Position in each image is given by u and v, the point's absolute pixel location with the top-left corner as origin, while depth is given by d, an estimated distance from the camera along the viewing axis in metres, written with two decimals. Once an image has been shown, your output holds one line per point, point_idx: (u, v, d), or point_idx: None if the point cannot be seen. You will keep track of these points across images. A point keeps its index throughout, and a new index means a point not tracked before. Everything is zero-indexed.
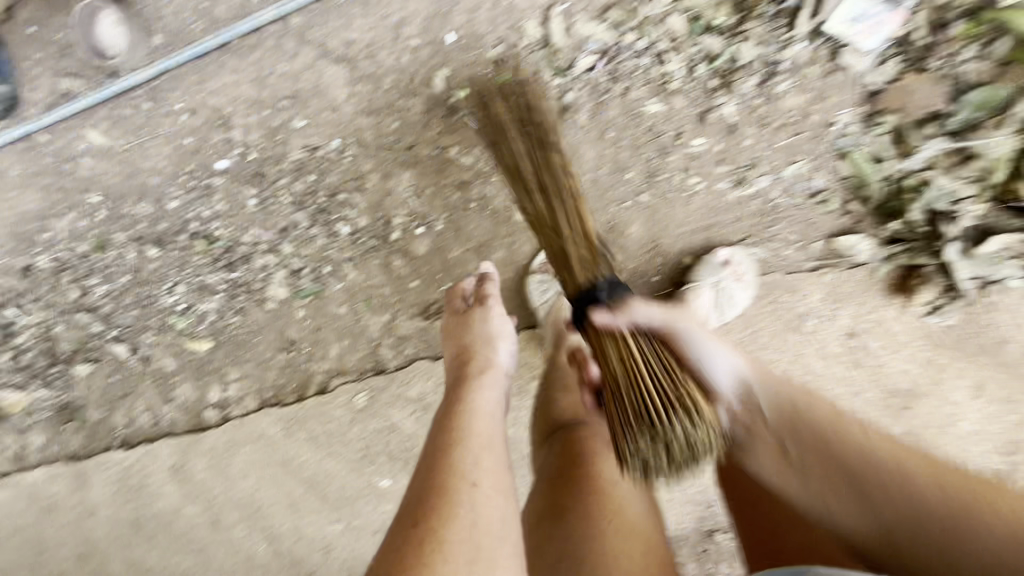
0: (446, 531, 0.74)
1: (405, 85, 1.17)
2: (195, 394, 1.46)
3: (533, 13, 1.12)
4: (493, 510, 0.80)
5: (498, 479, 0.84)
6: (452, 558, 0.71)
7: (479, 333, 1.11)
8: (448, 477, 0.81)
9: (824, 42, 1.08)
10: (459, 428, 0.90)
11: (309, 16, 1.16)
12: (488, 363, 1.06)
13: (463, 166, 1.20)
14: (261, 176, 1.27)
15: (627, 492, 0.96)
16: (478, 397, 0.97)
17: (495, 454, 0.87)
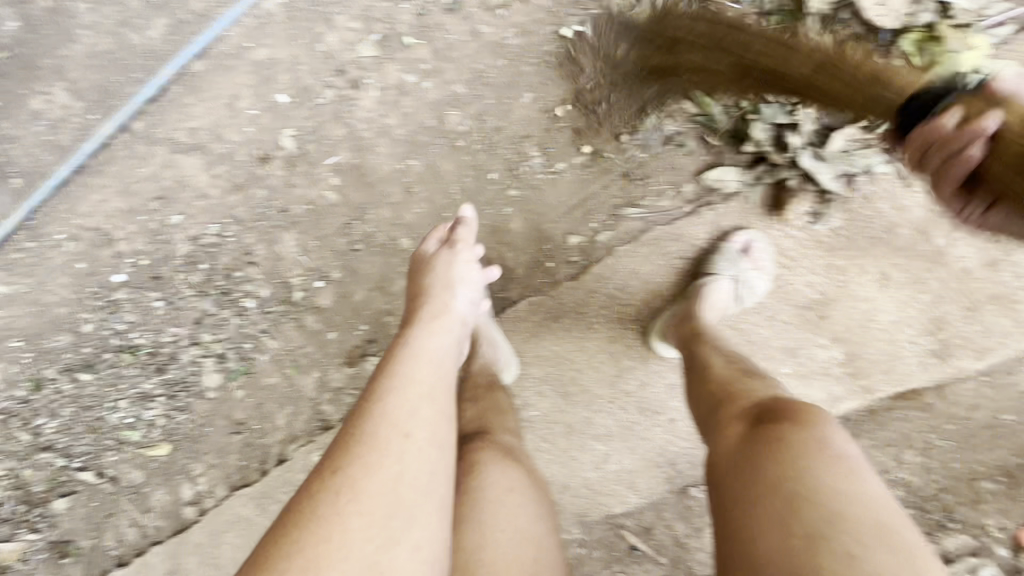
0: (362, 486, 0.67)
1: (258, 155, 1.19)
2: (169, 497, 1.48)
3: (347, 53, 1.10)
4: (423, 462, 0.71)
5: (435, 429, 0.75)
6: (348, 530, 0.64)
7: (442, 278, 0.98)
8: (376, 424, 0.72)
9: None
10: (398, 363, 0.80)
11: (146, 117, 1.17)
12: (444, 310, 0.92)
13: (337, 213, 1.22)
14: (159, 278, 1.30)
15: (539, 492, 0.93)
16: (424, 343, 0.84)
17: (433, 404, 0.76)
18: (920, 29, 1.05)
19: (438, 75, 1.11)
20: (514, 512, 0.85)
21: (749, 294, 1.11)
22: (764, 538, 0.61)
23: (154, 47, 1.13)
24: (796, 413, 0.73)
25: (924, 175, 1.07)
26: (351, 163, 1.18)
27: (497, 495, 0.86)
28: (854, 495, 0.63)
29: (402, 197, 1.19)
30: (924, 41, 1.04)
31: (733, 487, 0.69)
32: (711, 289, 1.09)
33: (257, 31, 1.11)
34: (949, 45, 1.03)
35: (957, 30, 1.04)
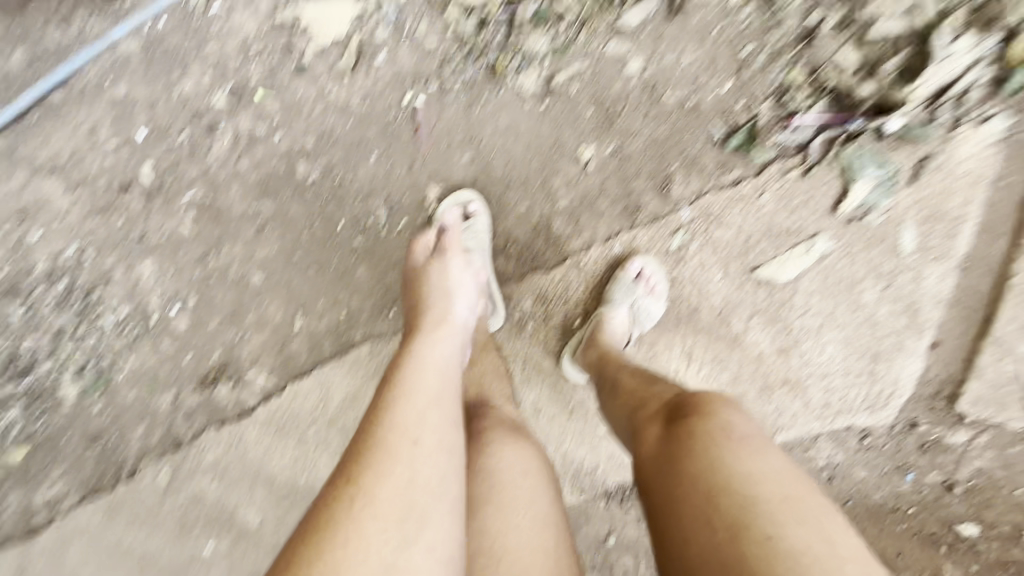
0: (377, 493, 0.69)
1: (118, 184, 1.24)
2: (23, 500, 1.49)
3: (202, 100, 1.16)
4: (432, 468, 0.74)
5: (442, 434, 0.78)
6: (367, 533, 0.65)
7: (438, 286, 1.04)
8: (388, 433, 0.75)
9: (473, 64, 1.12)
10: (400, 374, 0.84)
11: (9, 138, 1.21)
12: (443, 318, 0.98)
13: (193, 245, 1.27)
14: (18, 290, 1.33)
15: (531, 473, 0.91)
16: (427, 353, 0.89)
17: (441, 410, 0.80)
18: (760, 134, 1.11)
19: (288, 129, 1.16)
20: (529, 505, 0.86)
21: (647, 317, 1.16)
22: (690, 531, 0.63)
23: (14, 73, 1.16)
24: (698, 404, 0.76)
25: (722, 266, 1.16)
26: (206, 200, 1.23)
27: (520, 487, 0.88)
28: (767, 474, 0.66)
29: (255, 237, 1.25)
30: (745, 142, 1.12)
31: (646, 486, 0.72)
32: (609, 315, 1.14)
33: (114, 71, 1.15)
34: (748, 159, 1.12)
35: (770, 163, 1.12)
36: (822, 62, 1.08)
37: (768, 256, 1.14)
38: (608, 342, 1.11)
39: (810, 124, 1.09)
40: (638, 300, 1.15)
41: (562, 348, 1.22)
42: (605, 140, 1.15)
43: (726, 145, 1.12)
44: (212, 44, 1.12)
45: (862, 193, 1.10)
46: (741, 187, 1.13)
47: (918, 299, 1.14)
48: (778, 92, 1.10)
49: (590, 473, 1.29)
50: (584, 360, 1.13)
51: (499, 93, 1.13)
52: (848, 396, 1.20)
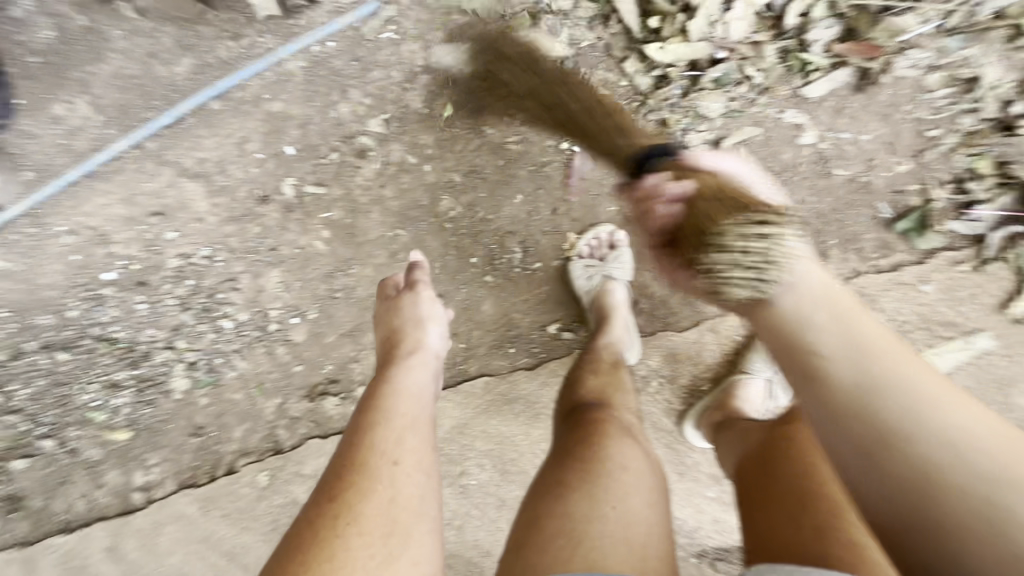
0: (362, 511, 0.68)
1: (258, 194, 1.25)
2: (122, 480, 1.51)
3: (357, 124, 1.16)
4: (412, 488, 0.73)
5: (419, 456, 0.76)
6: (352, 552, 0.65)
7: (409, 315, 0.97)
8: (365, 451, 0.74)
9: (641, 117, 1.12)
10: (378, 397, 0.81)
11: (160, 139, 1.23)
12: (418, 345, 0.92)
13: (323, 261, 1.28)
14: (145, 284, 1.36)
15: (638, 466, 0.77)
16: (406, 378, 0.85)
17: (417, 433, 0.78)
18: (931, 218, 1.08)
19: (439, 161, 1.16)
20: (625, 498, 0.72)
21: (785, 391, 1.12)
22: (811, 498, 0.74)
23: (178, 80, 1.19)
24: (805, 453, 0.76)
25: None
26: (343, 219, 1.23)
27: (627, 493, 0.73)
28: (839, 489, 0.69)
29: (386, 260, 1.25)
30: (915, 223, 1.08)
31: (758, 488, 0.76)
32: (743, 384, 1.11)
33: (276, 86, 1.17)
34: (917, 241, 1.09)
35: (935, 247, 1.09)
36: (1016, 157, 1.04)
37: (925, 345, 1.09)
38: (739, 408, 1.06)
39: (989, 218, 1.06)
40: (776, 374, 1.12)
41: (686, 409, 1.19)
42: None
43: (891, 223, 1.09)
44: (377, 72, 1.13)
45: None
46: (902, 273, 1.09)
47: None
48: (959, 180, 1.08)
49: (694, 536, 1.25)
50: (708, 423, 1.08)
51: None
52: None
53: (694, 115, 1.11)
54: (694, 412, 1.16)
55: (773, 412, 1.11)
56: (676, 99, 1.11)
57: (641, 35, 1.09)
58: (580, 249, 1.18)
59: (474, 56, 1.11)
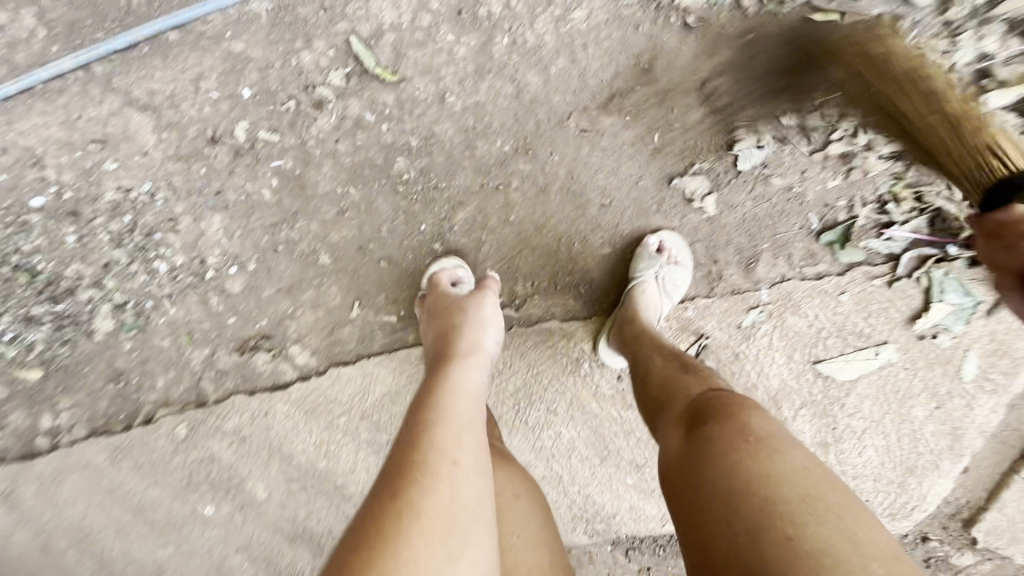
0: (423, 507, 0.68)
1: (209, 135, 1.22)
2: (27, 421, 1.43)
3: (317, 74, 1.14)
4: (474, 488, 0.74)
5: (477, 458, 0.78)
6: (415, 547, 0.64)
7: (475, 318, 1.06)
8: (428, 450, 0.75)
9: (602, 102, 1.12)
10: (441, 397, 0.85)
11: (110, 64, 1.18)
12: (476, 347, 1.00)
13: (269, 211, 1.25)
14: (78, 215, 1.30)
15: (512, 486, 0.95)
16: (465, 380, 0.90)
17: (474, 436, 0.81)
18: (853, 233, 1.14)
19: (398, 123, 1.16)
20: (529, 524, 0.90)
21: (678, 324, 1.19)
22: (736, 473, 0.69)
23: (136, 5, 1.15)
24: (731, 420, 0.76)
25: (788, 351, 1.18)
26: (294, 171, 1.22)
27: (513, 510, 0.91)
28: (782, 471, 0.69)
29: (334, 217, 1.24)
30: (840, 235, 1.15)
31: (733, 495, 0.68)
32: (640, 288, 1.13)
33: (239, 26, 1.14)
34: (840, 251, 1.15)
35: (854, 258, 1.15)
36: (930, 182, 1.10)
37: (837, 352, 1.17)
38: (646, 321, 1.10)
39: (902, 239, 1.13)
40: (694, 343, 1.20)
41: (599, 331, 1.22)
42: (704, 206, 1.16)
43: (820, 232, 1.15)
44: (343, 24, 1.11)
45: (930, 314, 1.13)
46: (824, 282, 1.16)
47: (962, 424, 1.18)
48: (882, 200, 1.12)
49: (608, 519, 1.31)
50: (617, 337, 1.13)
51: (616, 138, 1.13)
52: (875, 500, 1.23)
53: (656, 108, 1.11)
54: (608, 331, 1.19)
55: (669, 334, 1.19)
56: (637, 89, 1.11)
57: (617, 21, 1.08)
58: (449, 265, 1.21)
59: (444, 21, 1.10)
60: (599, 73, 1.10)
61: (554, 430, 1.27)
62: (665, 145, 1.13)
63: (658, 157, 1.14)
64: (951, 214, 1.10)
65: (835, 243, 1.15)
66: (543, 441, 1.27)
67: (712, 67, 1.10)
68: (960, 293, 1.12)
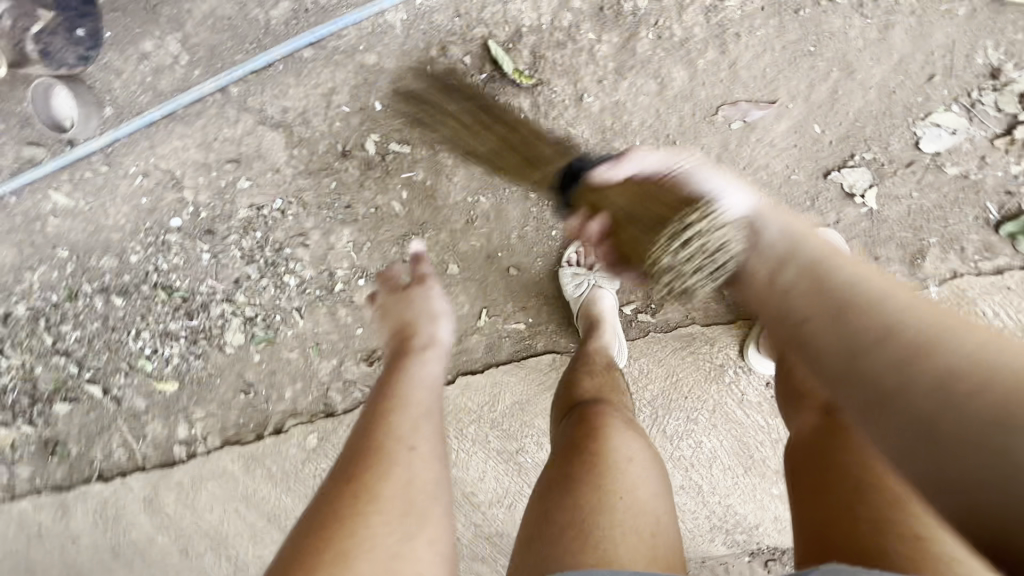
0: (380, 491, 0.67)
1: (339, 149, 1.23)
2: (165, 431, 1.50)
3: (451, 82, 1.12)
4: (429, 472, 0.71)
5: (435, 446, 0.75)
6: (374, 530, 0.63)
7: (421, 310, 1.01)
8: (387, 436, 0.73)
9: (755, 94, 1.05)
10: (395, 387, 0.82)
11: (246, 85, 1.20)
12: (431, 340, 0.95)
13: (398, 222, 1.25)
14: (213, 233, 1.34)
15: (632, 451, 0.85)
16: (419, 370, 0.86)
17: (433, 423, 0.77)
18: None
19: (532, 127, 1.13)
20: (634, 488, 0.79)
21: None
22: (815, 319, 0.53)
23: (272, 25, 1.16)
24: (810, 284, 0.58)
25: None
26: (425, 181, 1.21)
27: (627, 469, 0.81)
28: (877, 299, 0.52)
29: (464, 226, 1.23)
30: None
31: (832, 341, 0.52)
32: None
33: (372, 39, 1.13)
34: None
35: None
36: None
37: None
38: None
39: None
40: None
41: (745, 340, 1.17)
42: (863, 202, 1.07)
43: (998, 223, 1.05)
44: (480, 30, 1.09)
45: None
46: (1006, 278, 1.05)
47: None
48: None
49: (752, 531, 1.25)
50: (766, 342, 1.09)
51: (768, 131, 1.06)
52: None
53: (814, 97, 1.04)
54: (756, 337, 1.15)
55: None
56: (794, 77, 1.03)
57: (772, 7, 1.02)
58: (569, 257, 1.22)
59: (584, 20, 1.06)
60: (752, 63, 1.04)
61: (694, 438, 1.22)
62: (824, 135, 1.05)
63: (814, 150, 1.06)
64: None
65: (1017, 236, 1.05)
66: (682, 450, 1.23)
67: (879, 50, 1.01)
68: None
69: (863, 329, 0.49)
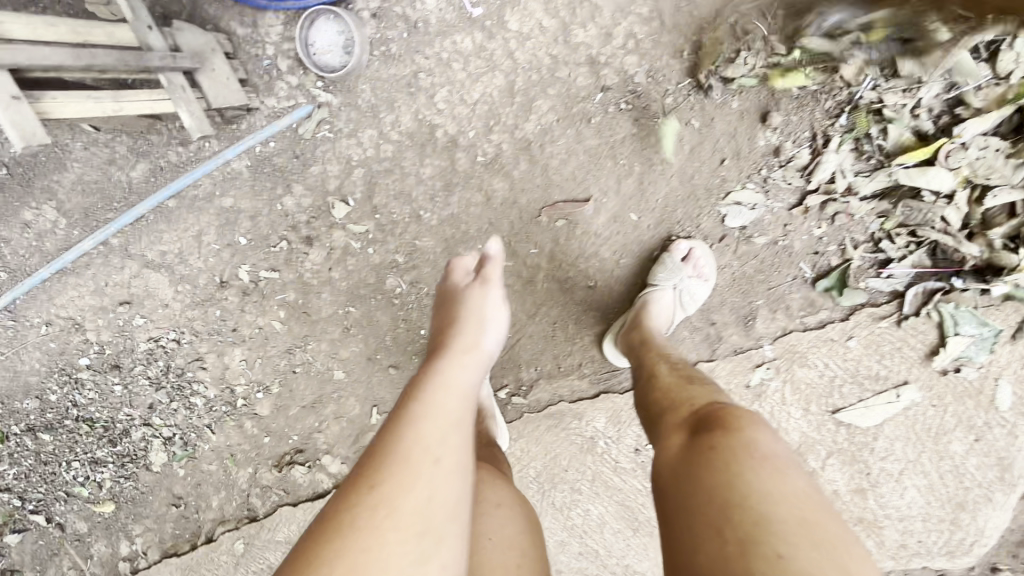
0: (399, 502, 0.60)
1: (217, 281, 1.32)
2: (109, 550, 1.55)
3: (301, 213, 1.22)
4: (452, 489, 0.64)
5: (461, 453, 0.68)
6: (387, 549, 0.57)
7: (474, 312, 0.89)
8: (409, 444, 0.65)
9: (569, 194, 1.14)
10: (427, 391, 0.72)
11: (124, 236, 1.30)
12: (473, 345, 0.84)
13: (281, 338, 1.34)
14: (119, 366, 1.42)
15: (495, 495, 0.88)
16: (454, 373, 0.76)
17: (463, 432, 0.70)
18: (851, 276, 1.09)
19: (382, 244, 1.22)
20: (502, 535, 0.81)
21: (693, 300, 1.11)
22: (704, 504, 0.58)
23: (133, 183, 1.26)
24: (727, 421, 0.67)
25: (804, 404, 1.15)
26: (297, 300, 1.30)
27: (492, 522, 0.82)
28: (787, 495, 0.58)
29: (340, 335, 1.31)
30: (837, 280, 1.10)
31: (698, 528, 0.58)
32: (654, 297, 1.10)
33: (225, 185, 1.23)
34: (839, 296, 1.10)
35: (854, 300, 1.10)
36: (926, 216, 1.02)
37: (854, 399, 1.13)
38: (654, 329, 1.06)
39: (903, 274, 1.07)
40: None
41: (605, 330, 1.20)
42: None
43: (815, 278, 1.11)
44: (316, 167, 1.18)
45: (946, 348, 1.07)
46: (829, 329, 1.12)
47: (1009, 455, 1.10)
48: (874, 238, 1.07)
49: None
50: (624, 343, 1.09)
51: (590, 223, 1.15)
52: (927, 540, 1.17)
53: (626, 189, 1.12)
54: (613, 331, 1.16)
55: (682, 319, 1.13)
56: (602, 175, 1.12)
57: (572, 115, 1.10)
58: None
59: (408, 147, 1.15)
60: (563, 166, 1.12)
61: (581, 507, 1.29)
62: (640, 221, 1.14)
63: (634, 235, 1.15)
64: (956, 246, 1.02)
65: (833, 288, 1.11)
66: (572, 519, 1.30)
67: (675, 139, 1.08)
68: (975, 323, 1.05)
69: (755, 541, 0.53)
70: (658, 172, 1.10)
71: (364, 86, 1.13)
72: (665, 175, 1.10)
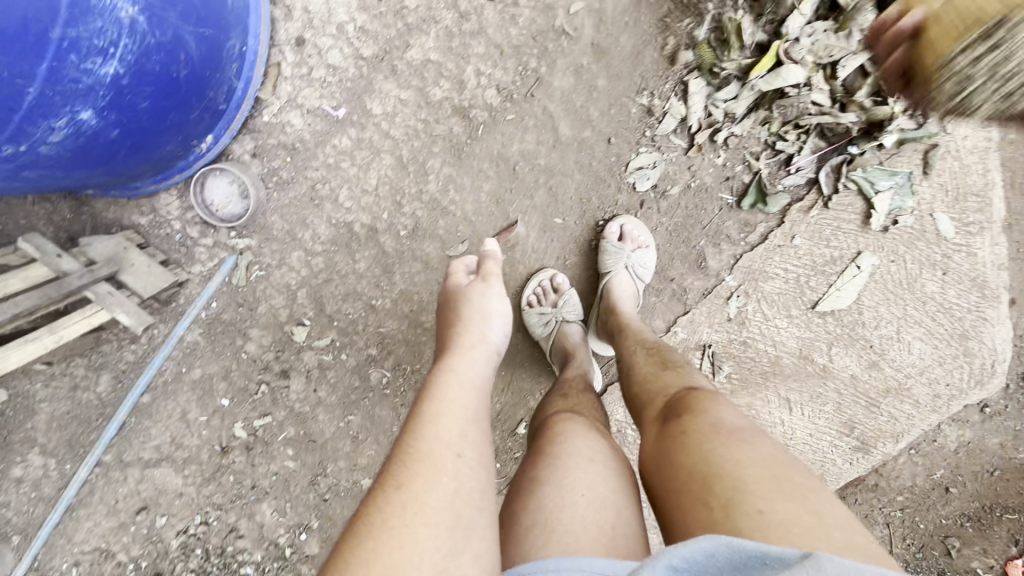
0: (429, 499, 0.56)
1: (219, 449, 1.30)
2: None
3: (268, 353, 1.25)
4: (477, 482, 0.61)
5: (485, 450, 0.65)
6: (419, 541, 0.52)
7: (477, 309, 0.88)
8: (429, 442, 0.62)
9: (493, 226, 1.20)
10: (436, 388, 0.71)
11: (115, 449, 1.29)
12: (481, 339, 0.83)
13: (300, 474, 1.31)
14: (161, 572, 1.30)
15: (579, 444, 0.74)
16: (463, 368, 0.75)
17: (479, 427, 0.68)
18: (766, 185, 1.16)
19: (351, 346, 1.25)
20: (591, 486, 0.66)
21: (644, 269, 1.16)
22: (687, 482, 0.57)
23: (102, 396, 1.26)
24: (692, 404, 0.69)
25: (785, 313, 1.20)
26: (299, 433, 1.30)
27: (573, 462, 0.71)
28: (758, 458, 0.57)
29: (352, 446, 1.30)
30: (756, 194, 1.16)
31: (686, 499, 0.56)
32: (613, 284, 1.15)
33: (189, 358, 1.26)
34: (767, 206, 1.16)
35: (781, 202, 1.16)
36: (797, 109, 1.10)
37: (826, 287, 1.18)
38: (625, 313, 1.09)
39: (808, 163, 1.14)
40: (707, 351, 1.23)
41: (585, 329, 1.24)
42: None
43: (738, 199, 1.17)
44: (263, 305, 1.23)
45: (875, 206, 1.14)
46: (773, 238, 1.18)
47: (980, 273, 1.15)
48: (770, 145, 1.14)
49: None
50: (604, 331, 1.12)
51: (524, 243, 1.21)
52: (953, 380, 1.19)
53: (539, 200, 1.19)
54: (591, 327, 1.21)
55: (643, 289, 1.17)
56: (514, 196, 1.19)
57: (465, 160, 1.18)
58: (529, 297, 1.21)
59: (337, 251, 1.21)
60: (478, 203, 1.19)
61: None
62: (566, 222, 1.21)
63: (567, 236, 1.21)
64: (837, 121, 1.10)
65: (757, 201, 1.16)
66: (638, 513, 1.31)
67: (559, 138, 1.16)
68: (885, 176, 1.13)
69: (739, 497, 0.52)
70: (559, 172, 1.17)
71: (273, 219, 1.21)
72: (567, 171, 1.18)
